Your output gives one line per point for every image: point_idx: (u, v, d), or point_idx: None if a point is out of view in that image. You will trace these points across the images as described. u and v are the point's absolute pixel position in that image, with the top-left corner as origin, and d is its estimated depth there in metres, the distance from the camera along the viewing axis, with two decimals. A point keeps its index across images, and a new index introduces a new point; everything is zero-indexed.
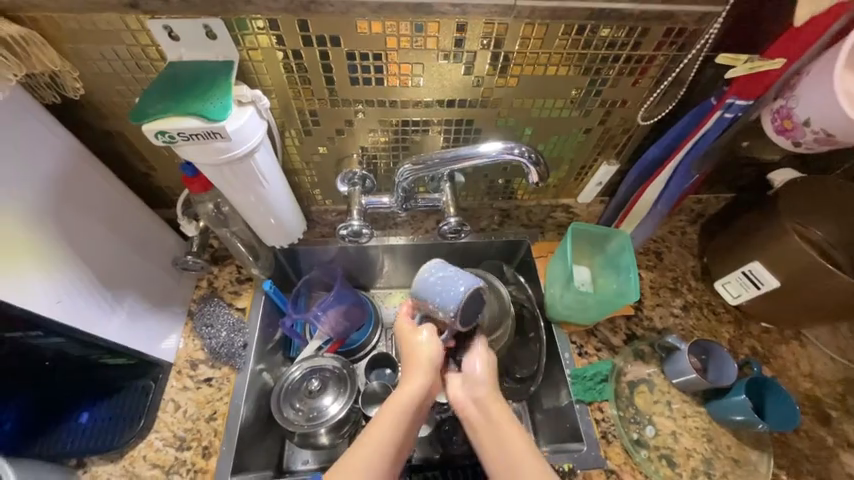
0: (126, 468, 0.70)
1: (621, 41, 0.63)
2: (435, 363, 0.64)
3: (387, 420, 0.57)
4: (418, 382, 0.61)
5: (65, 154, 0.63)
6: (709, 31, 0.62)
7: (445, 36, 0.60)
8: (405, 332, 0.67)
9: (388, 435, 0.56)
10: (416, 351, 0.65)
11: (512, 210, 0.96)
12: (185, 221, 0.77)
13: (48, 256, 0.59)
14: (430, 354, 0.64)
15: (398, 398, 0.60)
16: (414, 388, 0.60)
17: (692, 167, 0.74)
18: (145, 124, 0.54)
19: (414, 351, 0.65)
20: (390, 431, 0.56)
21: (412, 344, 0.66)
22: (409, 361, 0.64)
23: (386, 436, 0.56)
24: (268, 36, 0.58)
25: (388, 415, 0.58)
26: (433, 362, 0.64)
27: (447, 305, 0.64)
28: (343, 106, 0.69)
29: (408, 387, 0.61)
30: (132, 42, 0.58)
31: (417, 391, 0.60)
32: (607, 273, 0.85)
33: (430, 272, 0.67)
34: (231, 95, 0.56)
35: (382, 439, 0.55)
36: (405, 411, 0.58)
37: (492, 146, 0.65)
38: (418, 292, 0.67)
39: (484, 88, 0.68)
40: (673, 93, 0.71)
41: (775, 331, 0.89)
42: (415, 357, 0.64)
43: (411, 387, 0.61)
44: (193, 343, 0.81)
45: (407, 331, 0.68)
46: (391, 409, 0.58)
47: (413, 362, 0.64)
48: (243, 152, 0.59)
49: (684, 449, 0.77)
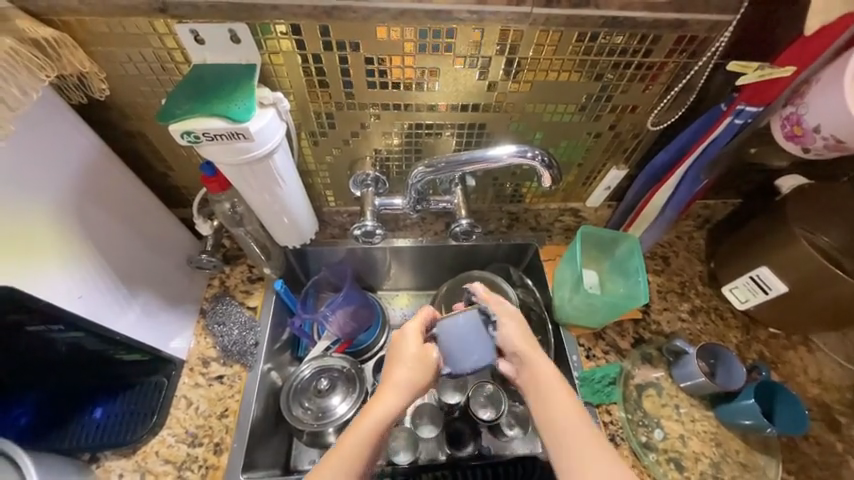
0: (138, 463, 0.71)
1: (634, 48, 0.64)
2: (418, 383, 0.59)
3: (360, 430, 0.54)
4: (394, 395, 0.57)
5: (90, 153, 0.64)
6: (720, 39, 0.63)
7: (461, 42, 0.61)
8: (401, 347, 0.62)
9: (362, 442, 0.53)
10: (396, 366, 0.60)
11: (520, 213, 0.97)
12: (201, 220, 0.79)
13: (72, 251, 0.61)
14: (417, 366, 0.60)
15: (372, 409, 0.56)
16: (390, 404, 0.56)
17: (701, 172, 0.75)
18: (171, 124, 0.56)
19: (405, 360, 0.60)
20: (362, 438, 0.53)
21: (399, 357, 0.61)
22: (391, 370, 0.60)
23: (357, 445, 0.53)
24: (290, 41, 0.60)
25: (362, 423, 0.55)
26: (418, 383, 0.59)
27: (463, 363, 0.65)
28: (359, 109, 0.70)
29: (386, 396, 0.57)
30: (159, 45, 0.60)
31: (393, 406, 0.56)
32: (615, 278, 0.86)
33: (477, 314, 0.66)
34: (254, 96, 0.58)
35: (355, 445, 0.53)
36: (378, 424, 0.55)
37: (504, 150, 0.67)
38: (448, 331, 0.65)
39: (497, 93, 0.69)
40: (683, 99, 0.72)
41: (782, 337, 0.89)
42: (398, 370, 0.59)
43: (385, 402, 0.56)
44: (205, 340, 0.82)
45: (402, 339, 0.63)
46: (365, 420, 0.55)
47: (393, 377, 0.59)
48: (262, 153, 0.60)
49: (693, 453, 0.77)
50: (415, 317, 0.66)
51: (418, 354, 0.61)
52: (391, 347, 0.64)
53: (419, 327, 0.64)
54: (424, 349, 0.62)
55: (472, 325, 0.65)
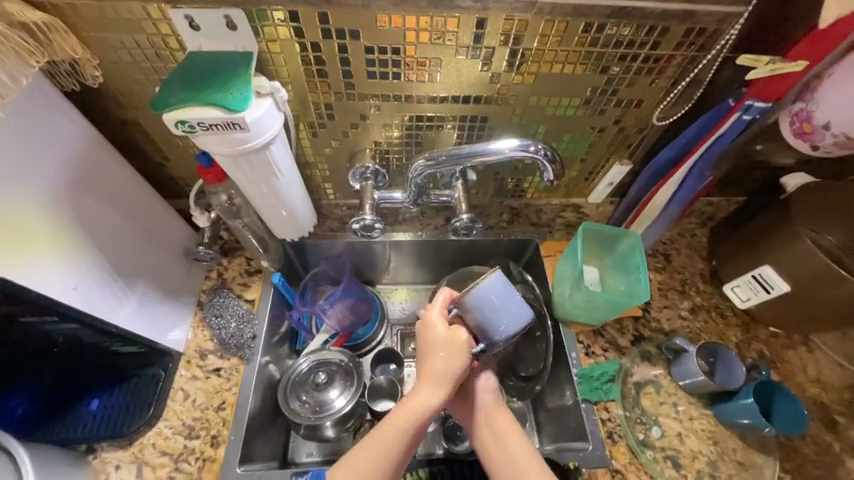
0: (135, 455, 0.70)
1: (640, 40, 0.62)
2: (453, 374, 0.58)
3: (400, 422, 0.55)
4: (433, 387, 0.57)
5: (83, 142, 0.63)
6: (729, 32, 0.61)
7: (464, 31, 0.60)
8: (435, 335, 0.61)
9: (398, 441, 0.54)
10: (431, 354, 0.60)
11: (521, 208, 0.96)
12: (197, 212, 0.77)
13: (67, 242, 0.60)
14: (452, 354, 0.59)
15: (411, 403, 0.56)
16: (429, 395, 0.57)
17: (706, 169, 0.74)
18: (165, 113, 0.54)
19: (445, 353, 0.59)
20: (401, 431, 0.54)
21: (432, 346, 0.60)
22: (426, 362, 0.60)
23: (393, 440, 0.54)
24: (288, 28, 0.58)
25: (399, 417, 0.55)
26: (457, 373, 0.59)
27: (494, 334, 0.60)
28: (358, 100, 0.69)
29: (424, 389, 0.57)
30: (153, 31, 0.59)
31: (433, 400, 0.57)
32: (616, 274, 0.85)
33: (502, 282, 0.59)
34: (251, 85, 0.57)
35: (393, 437, 0.54)
36: (417, 417, 0.55)
37: (507, 144, 0.65)
38: (473, 304, 0.59)
39: (500, 85, 0.67)
40: (690, 94, 0.71)
41: (782, 336, 0.89)
42: (436, 363, 0.59)
43: (426, 394, 0.57)
44: (203, 333, 0.81)
45: (431, 328, 0.61)
46: (404, 414, 0.56)
47: (431, 367, 0.59)
48: (260, 143, 0.59)
49: (690, 451, 0.77)
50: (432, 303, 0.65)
51: (452, 345, 0.59)
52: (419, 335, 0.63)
53: (442, 314, 0.63)
54: (452, 332, 0.60)
55: (496, 295, 0.59)
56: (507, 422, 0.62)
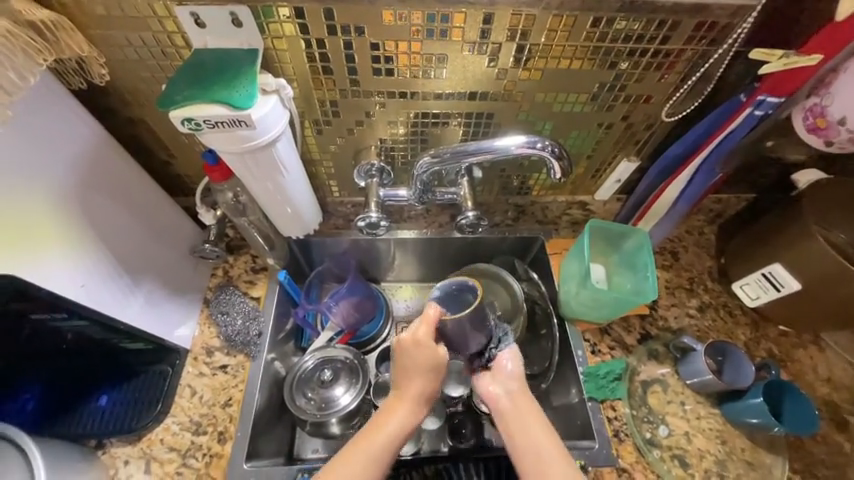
0: (143, 450, 0.71)
1: (650, 34, 0.61)
2: (427, 395, 0.59)
3: (379, 441, 0.55)
4: (410, 407, 0.58)
5: (90, 140, 0.63)
6: (742, 25, 0.60)
7: (470, 27, 0.59)
8: (414, 356, 0.59)
9: (376, 457, 0.54)
10: (409, 375, 0.59)
11: (527, 206, 0.96)
12: (203, 209, 0.78)
13: (73, 240, 0.60)
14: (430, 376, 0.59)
15: (389, 419, 0.57)
16: (406, 414, 0.57)
17: (717, 165, 0.72)
18: (172, 110, 0.54)
19: (425, 372, 0.59)
20: (380, 449, 0.55)
21: (412, 364, 0.59)
22: (404, 381, 0.59)
23: (372, 456, 0.54)
24: (293, 25, 0.58)
25: (378, 432, 0.56)
26: (432, 392, 0.60)
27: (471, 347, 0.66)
28: (364, 97, 0.68)
29: (403, 406, 0.58)
30: (159, 29, 0.59)
31: (409, 416, 0.58)
32: (623, 272, 0.84)
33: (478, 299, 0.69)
34: (256, 82, 0.56)
35: (373, 453, 0.54)
36: (395, 434, 0.56)
37: (514, 141, 0.65)
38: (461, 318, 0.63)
39: (507, 81, 0.67)
40: (699, 89, 0.70)
41: (792, 335, 0.88)
42: (415, 381, 0.59)
43: (404, 414, 0.57)
44: (209, 330, 0.82)
45: (410, 348, 0.59)
46: (383, 429, 0.56)
47: (408, 388, 0.59)
48: (266, 140, 0.59)
49: (697, 450, 0.76)
50: (423, 320, 0.61)
51: (431, 366, 0.59)
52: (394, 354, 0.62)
53: (431, 334, 0.60)
54: (436, 352, 0.59)
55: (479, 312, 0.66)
56: (529, 406, 0.60)
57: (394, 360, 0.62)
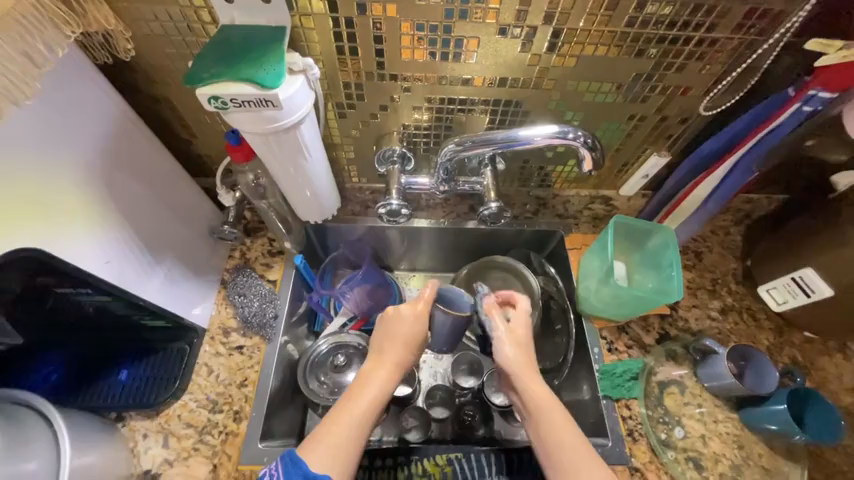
0: (162, 425, 0.73)
1: (696, 21, 0.58)
2: (405, 362, 0.64)
3: (360, 402, 0.58)
4: (389, 369, 0.62)
5: (115, 116, 0.63)
6: (797, 14, 0.56)
7: (506, 9, 0.57)
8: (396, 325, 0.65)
9: (360, 418, 0.57)
10: (390, 342, 0.64)
11: (548, 199, 0.94)
12: (223, 191, 0.77)
13: (97, 216, 0.61)
14: (408, 342, 0.65)
15: (371, 379, 0.60)
16: (386, 376, 0.61)
17: (754, 164, 0.69)
18: (199, 87, 0.53)
19: (403, 337, 0.65)
20: (361, 412, 0.57)
21: (393, 330, 0.65)
22: (386, 346, 0.64)
23: (358, 416, 0.57)
24: (323, 3, 0.56)
25: (361, 394, 0.59)
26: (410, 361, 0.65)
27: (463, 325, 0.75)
28: (390, 81, 0.67)
29: (384, 366, 0.62)
30: (186, 3, 0.58)
31: (389, 379, 0.61)
32: (646, 271, 0.82)
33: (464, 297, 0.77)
34: (283, 61, 0.55)
35: (358, 412, 0.57)
36: (376, 397, 0.59)
37: (546, 129, 0.63)
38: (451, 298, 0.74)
39: (539, 68, 0.64)
40: (742, 82, 0.66)
41: (818, 342, 0.85)
42: (396, 345, 0.64)
43: (383, 376, 0.61)
44: (226, 310, 0.82)
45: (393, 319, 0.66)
46: (367, 388, 0.59)
47: (389, 352, 0.63)
48: (290, 122, 0.57)
49: (713, 454, 0.75)
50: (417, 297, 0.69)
51: (411, 334, 0.65)
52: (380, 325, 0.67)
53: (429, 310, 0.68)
54: (415, 323, 0.66)
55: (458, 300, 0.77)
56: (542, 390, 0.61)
57: (375, 332, 0.67)
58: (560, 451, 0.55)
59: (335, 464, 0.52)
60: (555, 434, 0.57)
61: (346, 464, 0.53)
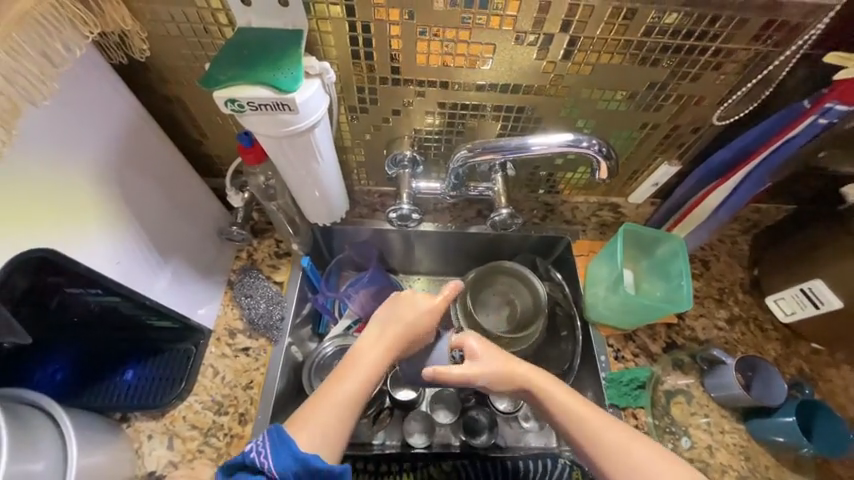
0: (167, 426, 0.72)
1: (714, 32, 0.58)
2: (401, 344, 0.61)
3: (345, 383, 0.57)
4: (381, 349, 0.60)
5: (129, 116, 0.62)
6: (816, 27, 0.57)
7: (525, 16, 0.57)
8: (397, 311, 0.63)
9: (346, 399, 0.55)
10: (389, 324, 0.62)
11: (556, 205, 0.93)
12: (232, 192, 0.77)
13: (108, 215, 0.60)
14: (405, 326, 0.62)
15: (361, 359, 0.59)
16: (378, 356, 0.59)
17: (767, 176, 0.69)
18: (216, 90, 0.53)
19: (400, 320, 0.62)
20: (347, 394, 0.56)
21: (395, 312, 0.63)
22: (387, 327, 0.62)
23: (346, 397, 0.55)
24: (341, 7, 0.57)
25: (349, 373, 0.58)
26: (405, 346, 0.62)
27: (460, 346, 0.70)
28: (404, 86, 0.66)
29: (378, 349, 0.60)
30: (203, 5, 0.58)
31: (381, 360, 0.59)
32: (654, 279, 0.82)
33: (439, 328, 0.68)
34: (301, 65, 0.55)
35: (345, 391, 0.56)
36: (362, 379, 0.57)
37: (561, 138, 0.63)
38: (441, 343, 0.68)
39: (553, 75, 0.64)
40: (757, 93, 0.66)
41: (825, 353, 0.85)
42: (393, 329, 0.61)
43: (375, 356, 0.59)
44: (233, 311, 0.82)
45: (398, 303, 0.64)
46: (355, 368, 0.58)
47: (386, 334, 0.61)
48: (306, 125, 0.57)
49: (720, 465, 0.75)
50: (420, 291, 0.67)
51: (414, 322, 0.63)
52: (385, 306, 0.65)
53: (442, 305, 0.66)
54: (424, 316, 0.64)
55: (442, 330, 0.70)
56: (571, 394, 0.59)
57: (379, 311, 0.65)
58: (610, 453, 0.53)
59: (323, 442, 0.52)
60: (598, 434, 0.55)
61: (335, 443, 0.53)
